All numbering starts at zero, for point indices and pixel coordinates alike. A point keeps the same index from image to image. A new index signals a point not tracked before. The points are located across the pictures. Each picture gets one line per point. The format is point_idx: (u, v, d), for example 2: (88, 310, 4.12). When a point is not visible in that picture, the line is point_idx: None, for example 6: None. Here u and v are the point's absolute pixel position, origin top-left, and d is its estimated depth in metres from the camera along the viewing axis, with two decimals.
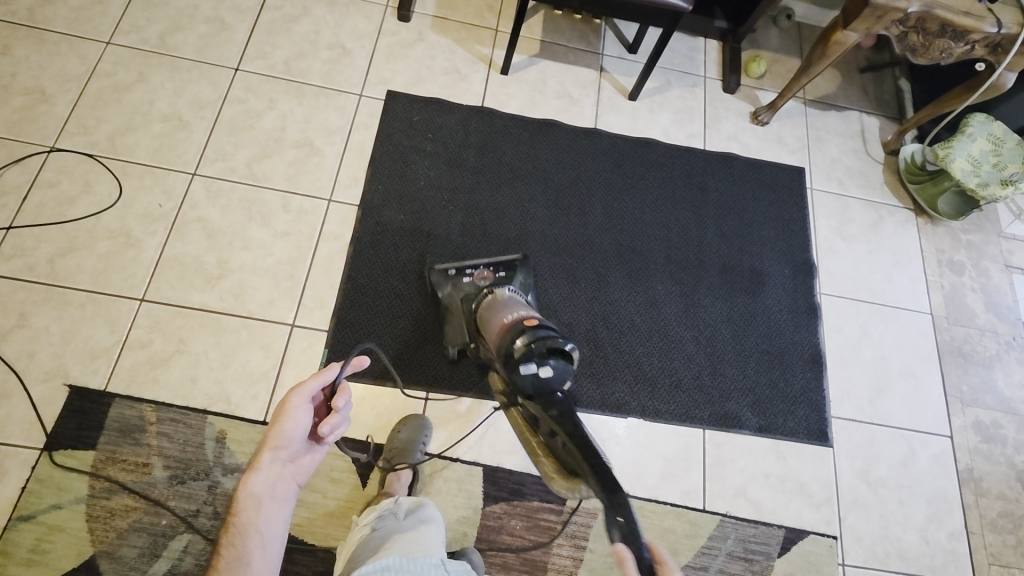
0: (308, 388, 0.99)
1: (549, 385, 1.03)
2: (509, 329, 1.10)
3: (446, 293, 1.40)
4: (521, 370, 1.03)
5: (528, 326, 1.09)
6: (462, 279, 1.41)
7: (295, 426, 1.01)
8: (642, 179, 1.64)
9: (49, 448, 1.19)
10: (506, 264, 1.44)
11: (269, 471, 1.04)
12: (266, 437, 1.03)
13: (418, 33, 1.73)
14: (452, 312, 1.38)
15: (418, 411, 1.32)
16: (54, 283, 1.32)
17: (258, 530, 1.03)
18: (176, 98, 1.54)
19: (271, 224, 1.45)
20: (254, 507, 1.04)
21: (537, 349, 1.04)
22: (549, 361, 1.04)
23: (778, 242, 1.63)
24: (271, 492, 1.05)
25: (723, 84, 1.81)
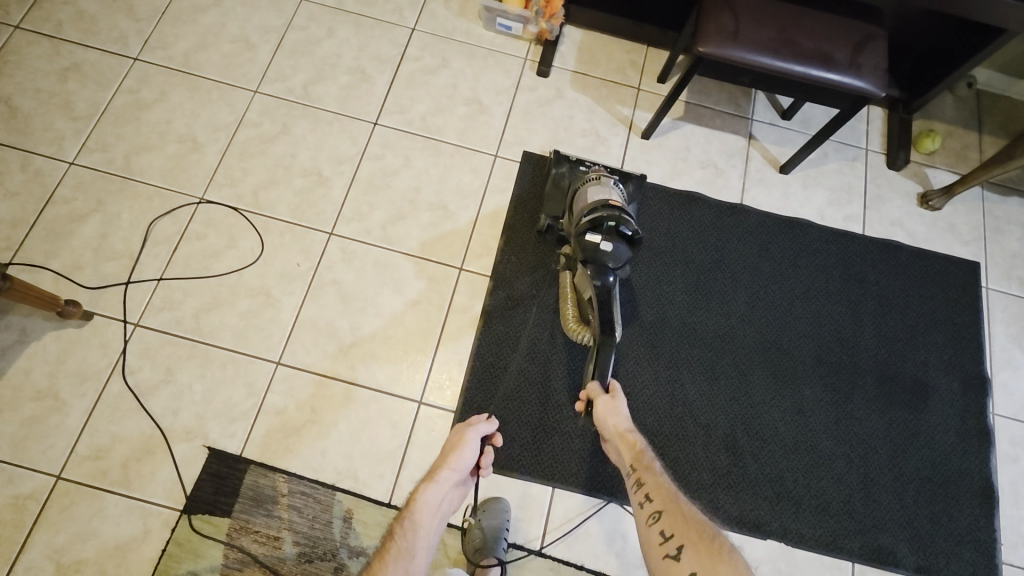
0: (485, 424, 1.15)
1: (604, 256, 1.19)
2: (594, 202, 1.25)
3: (560, 169, 1.44)
4: (587, 236, 1.19)
5: (609, 206, 1.23)
6: (580, 168, 1.44)
7: (469, 455, 1.12)
8: (792, 267, 1.51)
9: (189, 511, 1.21)
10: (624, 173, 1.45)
11: (443, 488, 1.09)
12: (444, 457, 1.11)
13: (557, 90, 1.65)
14: (554, 192, 1.43)
15: (496, 495, 1.27)
16: (197, 339, 1.34)
17: (422, 538, 1.03)
18: (317, 153, 1.53)
19: (402, 291, 1.42)
20: (425, 515, 1.05)
21: (607, 226, 1.19)
22: (613, 241, 1.19)
23: (945, 349, 1.46)
24: (438, 508, 1.07)
25: (889, 159, 1.64)
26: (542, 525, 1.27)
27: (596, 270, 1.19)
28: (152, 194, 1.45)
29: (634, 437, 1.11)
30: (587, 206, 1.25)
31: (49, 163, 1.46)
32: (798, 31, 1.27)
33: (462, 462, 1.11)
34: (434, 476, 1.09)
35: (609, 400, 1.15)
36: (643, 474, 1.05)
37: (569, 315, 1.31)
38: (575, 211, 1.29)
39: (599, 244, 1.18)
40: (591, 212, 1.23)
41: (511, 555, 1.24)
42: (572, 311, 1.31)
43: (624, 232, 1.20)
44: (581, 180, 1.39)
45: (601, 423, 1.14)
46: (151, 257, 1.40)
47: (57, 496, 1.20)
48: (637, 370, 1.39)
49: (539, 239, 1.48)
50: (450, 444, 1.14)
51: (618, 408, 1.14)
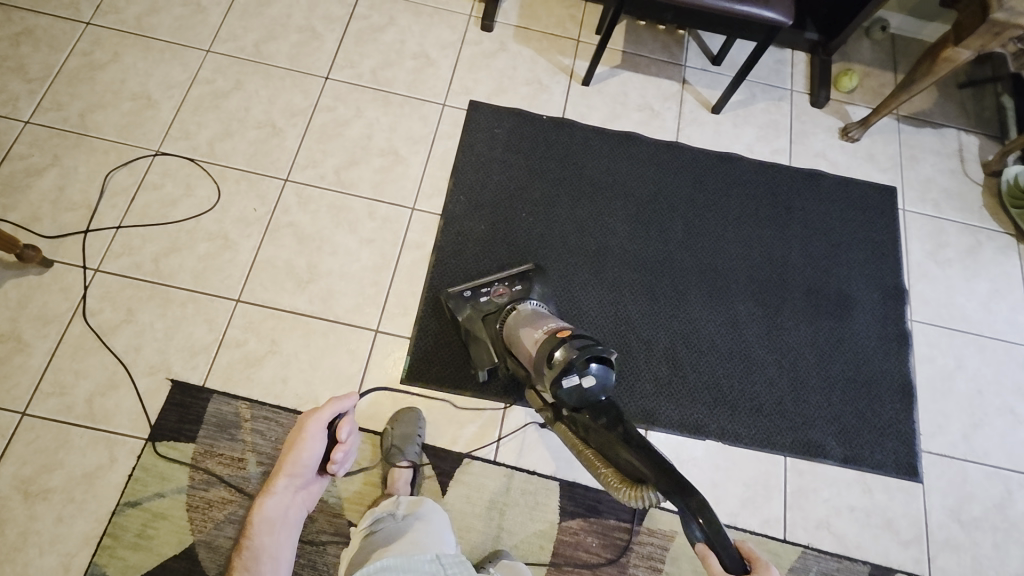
0: (317, 421, 1.16)
1: (593, 396, 1.01)
2: (546, 346, 1.08)
3: (463, 315, 1.34)
4: (564, 384, 1.00)
5: (562, 340, 1.07)
6: (479, 299, 1.35)
7: (304, 459, 1.16)
8: (725, 196, 1.61)
9: (154, 439, 1.25)
10: (521, 276, 1.39)
11: (284, 497, 1.17)
12: (280, 467, 1.16)
13: (500, 43, 1.74)
14: (476, 336, 1.32)
15: (411, 406, 1.33)
16: (157, 281, 1.39)
17: (270, 554, 1.13)
18: (271, 106, 1.59)
19: (357, 231, 1.49)
20: (268, 534, 1.14)
21: (575, 362, 1.01)
22: (590, 371, 1.01)
23: (867, 265, 1.57)
24: (283, 518, 1.16)
25: (812, 98, 1.76)
26: (496, 439, 1.34)
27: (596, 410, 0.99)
28: (108, 149, 1.50)
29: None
30: (540, 360, 1.07)
31: (4, 122, 1.49)
32: None
33: (296, 468, 1.15)
34: (270, 490, 1.15)
35: None
36: None
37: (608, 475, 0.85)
38: (534, 370, 1.11)
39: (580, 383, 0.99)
40: (547, 363, 1.05)
41: (467, 464, 1.31)
42: (608, 471, 0.87)
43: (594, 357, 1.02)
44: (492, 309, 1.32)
45: None
46: (109, 207, 1.44)
47: (22, 432, 1.24)
48: (582, 294, 1.47)
49: (482, 388, 1.37)
50: (288, 447, 1.17)
51: None
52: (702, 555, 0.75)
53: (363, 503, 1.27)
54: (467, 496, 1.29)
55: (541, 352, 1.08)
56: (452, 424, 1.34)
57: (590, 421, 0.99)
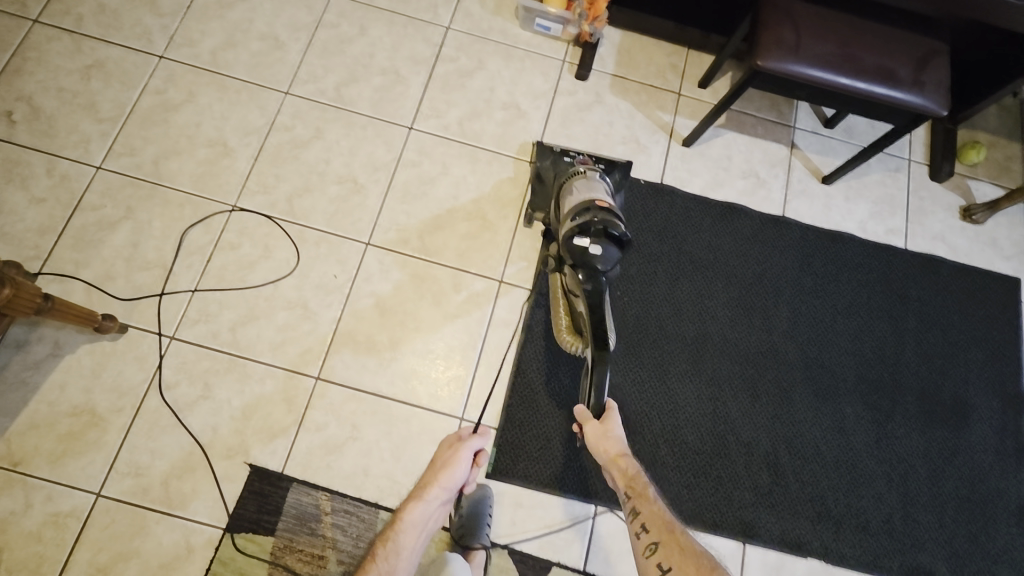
0: (479, 439, 1.16)
1: (594, 263, 1.12)
2: (580, 206, 1.20)
3: (544, 162, 1.47)
4: (575, 240, 1.14)
5: (599, 209, 1.18)
6: (563, 159, 1.47)
7: (461, 469, 1.14)
8: (834, 282, 1.49)
9: (232, 530, 1.19)
10: (608, 164, 1.49)
11: (430, 506, 1.12)
12: (435, 474, 1.13)
13: (596, 94, 1.61)
14: (545, 183, 1.45)
15: (482, 483, 1.27)
16: (234, 353, 1.31)
17: (406, 557, 1.07)
18: (352, 159, 1.49)
19: (441, 305, 1.39)
20: (410, 535, 1.09)
21: (596, 230, 1.14)
22: (602, 244, 1.13)
23: (986, 367, 1.45)
24: (424, 525, 1.11)
25: (932, 170, 1.61)
26: (585, 547, 1.27)
27: (587, 272, 1.11)
28: (182, 201, 1.41)
29: (629, 461, 1.05)
30: (575, 211, 1.20)
31: (75, 166, 1.41)
32: (858, 44, 1.23)
33: (452, 478, 1.12)
34: (422, 494, 1.12)
35: (602, 426, 1.08)
36: (638, 501, 1.01)
37: (561, 322, 1.21)
38: (565, 214, 1.24)
39: (588, 247, 1.12)
40: (577, 216, 1.18)
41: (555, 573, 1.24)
42: (565, 320, 1.20)
43: (613, 235, 1.14)
44: (565, 169, 1.44)
45: (596, 448, 1.07)
46: (185, 268, 1.36)
47: (98, 514, 1.18)
48: (678, 385, 1.38)
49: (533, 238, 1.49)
50: (444, 458, 1.15)
51: (614, 433, 1.07)
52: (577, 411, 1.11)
53: None
54: None
55: (578, 206, 1.21)
56: (539, 527, 1.26)
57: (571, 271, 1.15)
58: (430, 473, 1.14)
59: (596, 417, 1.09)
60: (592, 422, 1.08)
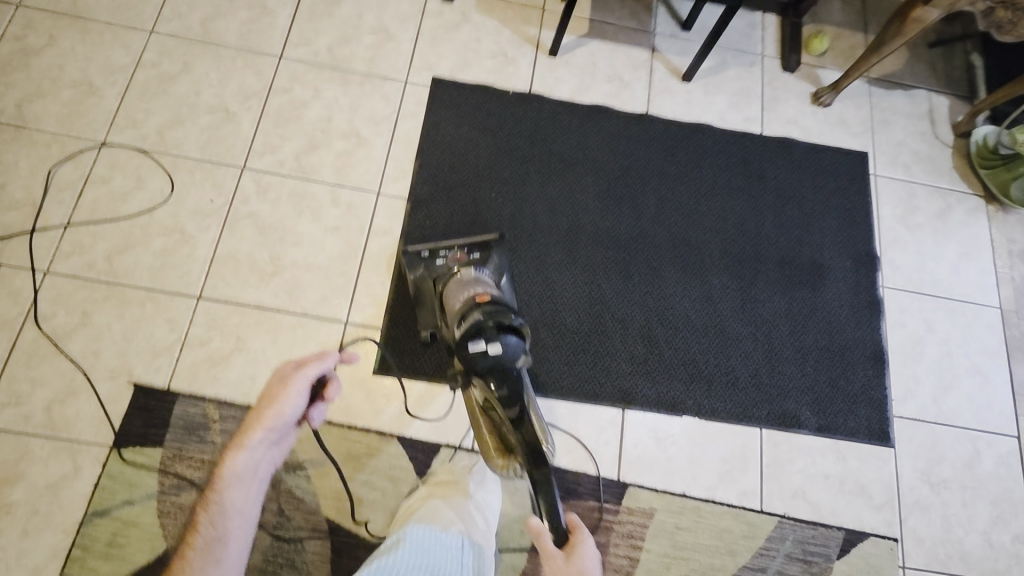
0: (312, 373, 1.07)
1: (502, 360, 1.07)
2: (463, 309, 1.12)
3: (415, 275, 1.30)
4: (471, 348, 1.06)
5: (481, 304, 1.11)
6: (435, 262, 1.29)
7: (286, 410, 1.05)
8: (698, 169, 1.58)
9: (119, 445, 1.22)
10: (481, 244, 1.33)
11: (257, 451, 1.05)
12: (259, 416, 1.04)
13: (463, 14, 1.66)
14: (424, 300, 1.30)
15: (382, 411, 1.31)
16: (112, 280, 1.32)
17: (235, 511, 1.01)
18: (222, 89, 1.50)
19: (320, 220, 1.42)
20: (238, 487, 1.03)
21: (487, 330, 1.07)
22: (500, 339, 1.07)
23: (840, 233, 1.57)
24: (254, 473, 1.05)
25: (783, 63, 1.73)
26: (472, 427, 1.33)
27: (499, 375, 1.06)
28: (48, 141, 1.41)
29: None
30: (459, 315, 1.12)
31: None
32: None
33: (276, 419, 1.04)
34: (243, 442, 1.03)
35: (568, 565, 1.03)
36: None
37: (489, 445, 1.18)
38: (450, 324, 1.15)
39: (487, 349, 1.06)
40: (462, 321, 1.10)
41: (443, 453, 1.30)
42: (491, 440, 1.17)
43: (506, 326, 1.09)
44: (442, 272, 1.28)
45: None
46: (55, 204, 1.36)
47: None
48: (556, 275, 1.45)
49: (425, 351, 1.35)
50: (267, 399, 1.05)
51: (581, 572, 1.02)
52: (537, 533, 1.05)
53: (339, 498, 1.25)
54: None
55: (460, 311, 1.12)
56: (426, 414, 1.32)
57: (484, 385, 1.08)
58: (252, 417, 1.05)
59: (561, 553, 1.04)
60: (557, 556, 1.03)
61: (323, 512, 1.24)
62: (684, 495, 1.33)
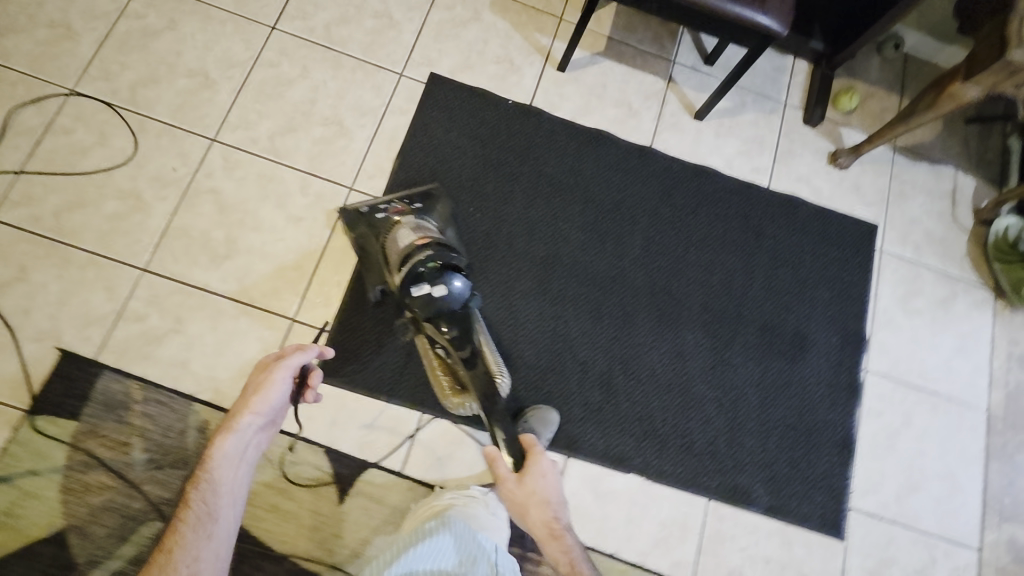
0: (294, 360, 1.08)
1: (447, 301, 1.13)
2: (404, 257, 1.16)
3: (357, 229, 1.31)
4: (415, 292, 1.12)
5: (421, 249, 1.16)
6: (377, 215, 1.31)
7: (274, 395, 1.05)
8: (693, 215, 1.49)
9: (33, 412, 1.16)
10: (423, 194, 1.36)
11: (243, 435, 1.03)
12: (245, 401, 1.04)
13: (474, 12, 1.57)
14: (369, 255, 1.29)
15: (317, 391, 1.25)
16: (56, 238, 1.26)
17: (226, 492, 0.99)
18: (206, 53, 1.43)
19: (284, 207, 1.35)
20: (227, 469, 1.00)
21: (430, 274, 1.13)
22: (443, 282, 1.13)
23: (831, 305, 1.48)
24: (242, 456, 1.02)
25: (806, 115, 1.63)
26: (404, 451, 1.26)
27: (444, 316, 1.14)
28: (15, 81, 1.34)
29: (559, 531, 1.09)
30: (401, 264, 1.17)
31: None
32: None
33: (264, 403, 1.04)
34: (231, 425, 1.02)
35: (523, 489, 1.10)
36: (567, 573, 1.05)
37: (442, 384, 1.23)
38: (391, 270, 1.20)
39: (430, 291, 1.12)
40: (405, 269, 1.15)
41: (368, 475, 1.23)
42: (445, 379, 1.22)
43: (448, 268, 1.15)
44: (382, 225, 1.28)
45: (522, 513, 1.10)
46: (10, 149, 1.30)
47: None
48: (521, 304, 1.37)
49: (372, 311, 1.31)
50: (253, 385, 1.06)
51: (537, 495, 1.10)
52: (492, 460, 1.13)
53: (252, 503, 1.19)
54: (367, 509, 1.22)
55: (400, 256, 1.17)
56: (358, 428, 1.25)
57: (434, 327, 1.15)
58: (240, 402, 1.04)
59: (513, 476, 1.12)
60: (512, 477, 1.11)
61: None
62: (614, 556, 1.25)
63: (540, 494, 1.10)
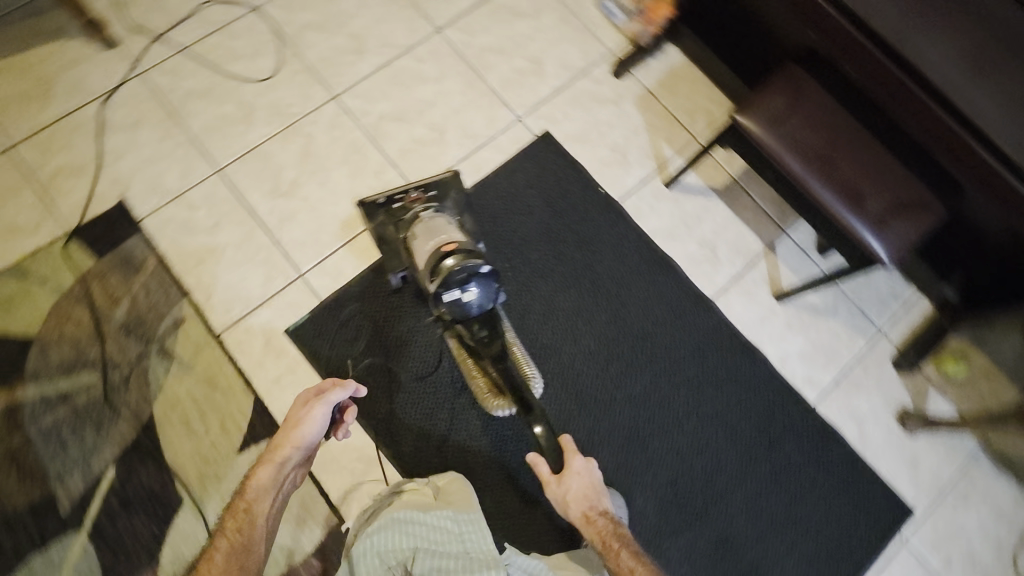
0: (333, 398, 1.08)
1: (477, 305, 1.09)
2: (431, 262, 1.13)
3: (372, 218, 1.36)
4: (445, 297, 1.08)
5: (446, 254, 1.11)
6: (391, 207, 1.36)
7: (311, 431, 1.06)
8: (714, 388, 1.37)
9: (72, 235, 1.32)
10: (437, 184, 1.39)
11: (280, 467, 1.05)
12: (283, 434, 1.06)
13: (618, 97, 1.57)
14: (390, 244, 1.34)
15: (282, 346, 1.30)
16: (174, 112, 1.43)
17: (262, 523, 1.01)
18: (374, 25, 1.55)
19: (355, 179, 1.43)
20: (262, 499, 1.03)
21: (455, 277, 1.08)
22: (470, 286, 1.08)
23: (806, 561, 1.29)
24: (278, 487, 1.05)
25: (898, 356, 1.44)
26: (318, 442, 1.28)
27: (476, 320, 1.11)
28: None
29: (599, 520, 1.09)
30: (427, 269, 1.13)
31: None
32: (846, 154, 1.13)
33: (301, 439, 1.05)
34: (271, 458, 1.05)
35: (561, 487, 1.10)
36: (612, 560, 1.04)
37: (481, 388, 1.18)
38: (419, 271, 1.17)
39: (459, 297, 1.07)
40: (432, 274, 1.11)
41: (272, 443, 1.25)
42: (482, 382, 1.18)
43: (474, 270, 1.09)
44: (398, 217, 1.33)
45: (563, 509, 1.10)
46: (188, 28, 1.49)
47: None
48: None
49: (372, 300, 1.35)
50: (290, 420, 1.07)
51: (574, 489, 1.10)
52: (535, 465, 1.13)
53: (172, 406, 1.24)
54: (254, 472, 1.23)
55: (428, 262, 1.13)
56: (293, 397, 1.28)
57: (467, 329, 1.12)
58: (278, 437, 1.07)
59: (552, 478, 1.12)
60: (551, 478, 1.11)
61: (151, 407, 1.24)
62: None
63: (576, 489, 1.11)
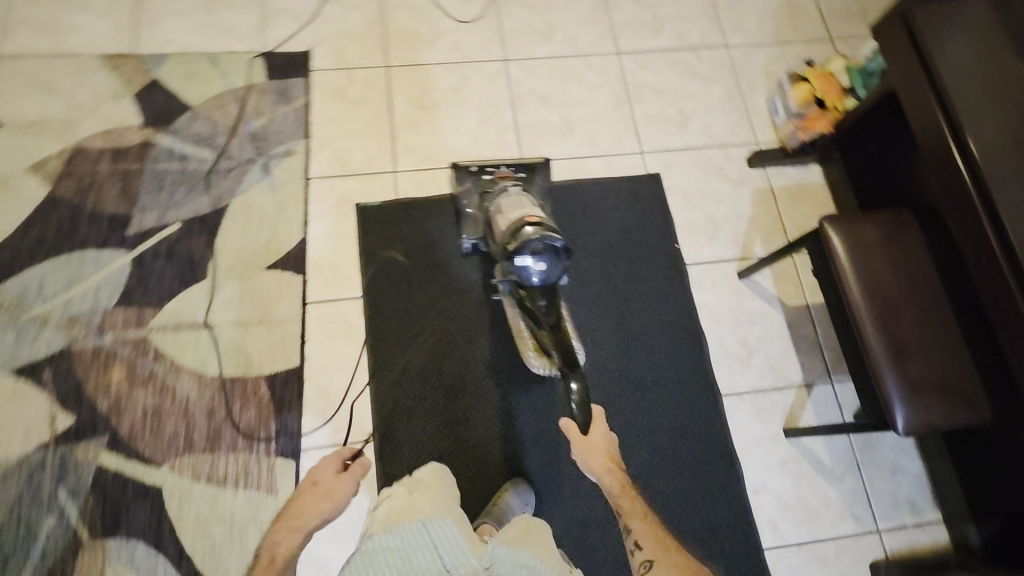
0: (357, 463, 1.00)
1: (545, 275, 1.12)
2: (510, 228, 1.16)
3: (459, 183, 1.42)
4: (516, 262, 1.12)
5: (525, 224, 1.14)
6: (482, 178, 1.41)
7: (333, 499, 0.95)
8: (674, 468, 1.34)
9: (262, 56, 1.60)
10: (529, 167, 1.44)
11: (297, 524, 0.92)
12: (298, 508, 0.94)
13: (741, 181, 1.61)
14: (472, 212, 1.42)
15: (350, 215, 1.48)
16: (384, 11, 1.69)
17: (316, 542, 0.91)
18: (569, 24, 1.74)
19: (481, 127, 1.60)
20: (289, 547, 0.89)
21: (529, 244, 1.11)
22: (541, 257, 1.11)
23: None
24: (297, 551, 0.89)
25: (880, 562, 1.30)
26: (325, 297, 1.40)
27: (537, 288, 1.15)
28: None
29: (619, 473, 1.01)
30: (503, 235, 1.17)
31: None
32: (910, 311, 1.09)
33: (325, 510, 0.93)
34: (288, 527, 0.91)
35: (590, 441, 1.04)
36: (628, 515, 0.97)
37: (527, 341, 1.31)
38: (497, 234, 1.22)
39: (529, 264, 1.11)
40: (508, 237, 1.15)
41: (293, 278, 1.41)
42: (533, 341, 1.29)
43: (548, 243, 1.11)
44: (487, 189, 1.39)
45: (586, 463, 1.02)
46: None
47: None
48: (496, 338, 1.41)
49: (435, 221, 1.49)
50: (316, 490, 0.97)
51: (603, 444, 1.04)
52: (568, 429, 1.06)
53: (245, 207, 1.45)
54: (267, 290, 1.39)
55: (508, 227, 1.16)
56: (331, 255, 1.44)
57: (529, 298, 1.17)
58: (296, 507, 0.95)
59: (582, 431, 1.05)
60: (576, 432, 1.05)
61: (232, 199, 1.46)
62: None
63: (605, 442, 1.03)
